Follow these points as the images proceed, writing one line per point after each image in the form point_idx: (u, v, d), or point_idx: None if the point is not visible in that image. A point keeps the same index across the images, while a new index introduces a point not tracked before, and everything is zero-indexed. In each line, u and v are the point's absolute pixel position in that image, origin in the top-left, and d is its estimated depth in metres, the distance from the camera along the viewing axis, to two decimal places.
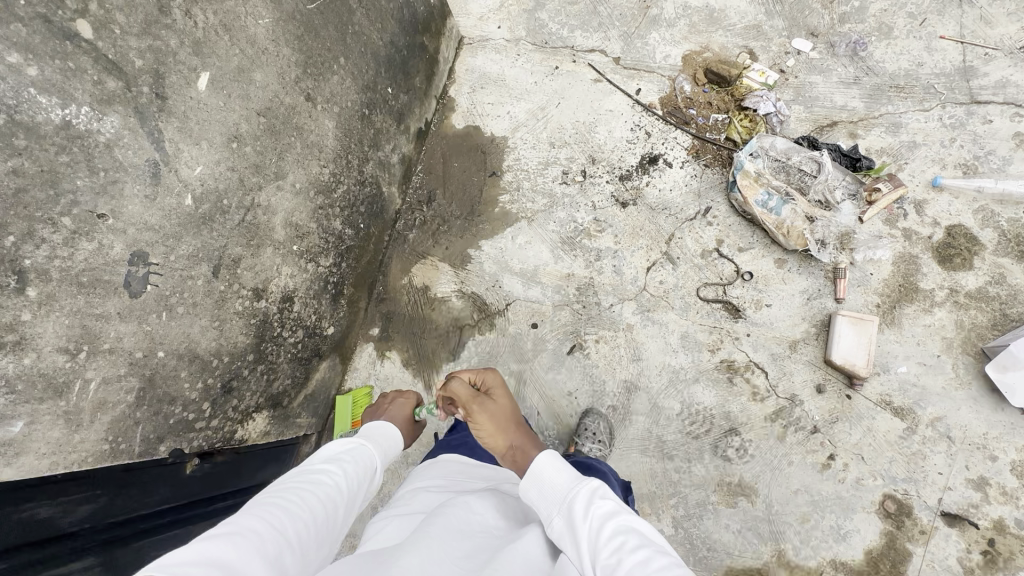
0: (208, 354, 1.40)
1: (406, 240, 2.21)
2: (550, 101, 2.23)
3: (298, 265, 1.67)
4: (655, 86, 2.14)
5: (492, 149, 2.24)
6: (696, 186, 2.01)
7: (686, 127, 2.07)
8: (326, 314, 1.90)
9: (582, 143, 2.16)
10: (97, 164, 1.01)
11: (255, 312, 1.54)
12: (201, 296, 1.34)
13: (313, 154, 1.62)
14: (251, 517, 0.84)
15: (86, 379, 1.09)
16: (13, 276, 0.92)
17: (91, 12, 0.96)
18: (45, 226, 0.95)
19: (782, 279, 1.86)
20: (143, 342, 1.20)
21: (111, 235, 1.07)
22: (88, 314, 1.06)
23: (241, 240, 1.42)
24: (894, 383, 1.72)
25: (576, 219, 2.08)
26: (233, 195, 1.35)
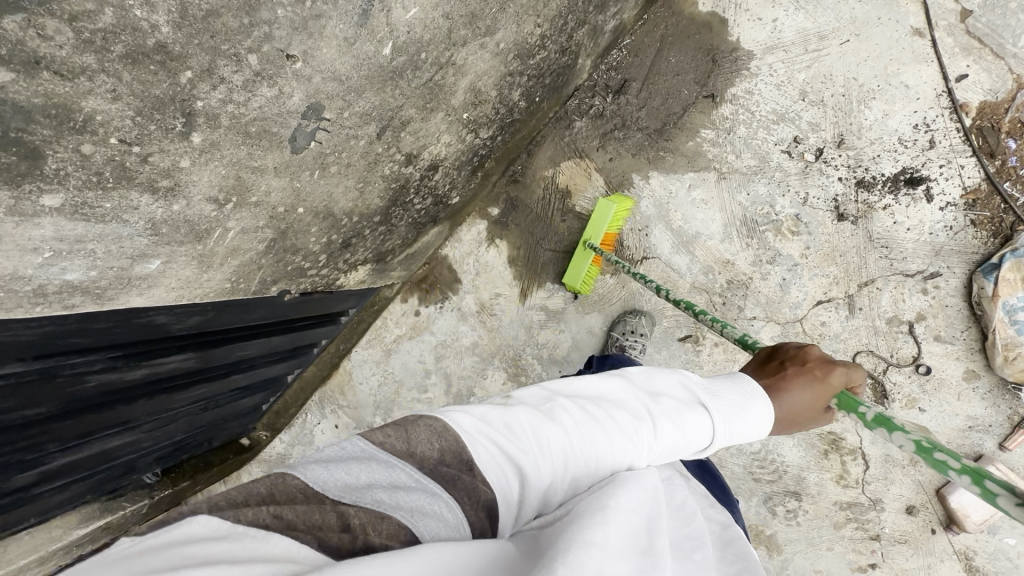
0: (341, 213, 1.24)
1: (571, 127, 1.84)
2: (837, 32, 1.62)
3: (459, 134, 1.39)
4: (987, 81, 1.53)
5: (725, 61, 1.70)
6: (941, 240, 1.56)
7: (987, 161, 1.52)
8: (458, 185, 1.66)
9: (839, 112, 1.63)
10: None
11: (399, 177, 1.32)
12: (357, 157, 1.11)
13: (535, 7, 1.21)
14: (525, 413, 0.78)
15: (226, 228, 0.96)
16: (181, 118, 0.71)
17: None
18: (229, 63, 0.71)
19: (958, 393, 1.56)
20: (287, 198, 1.03)
21: (295, 82, 0.81)
22: (246, 166, 0.87)
23: (419, 101, 1.13)
24: (989, 546, 1.57)
25: (773, 205, 1.68)
26: (434, 49, 1.03)
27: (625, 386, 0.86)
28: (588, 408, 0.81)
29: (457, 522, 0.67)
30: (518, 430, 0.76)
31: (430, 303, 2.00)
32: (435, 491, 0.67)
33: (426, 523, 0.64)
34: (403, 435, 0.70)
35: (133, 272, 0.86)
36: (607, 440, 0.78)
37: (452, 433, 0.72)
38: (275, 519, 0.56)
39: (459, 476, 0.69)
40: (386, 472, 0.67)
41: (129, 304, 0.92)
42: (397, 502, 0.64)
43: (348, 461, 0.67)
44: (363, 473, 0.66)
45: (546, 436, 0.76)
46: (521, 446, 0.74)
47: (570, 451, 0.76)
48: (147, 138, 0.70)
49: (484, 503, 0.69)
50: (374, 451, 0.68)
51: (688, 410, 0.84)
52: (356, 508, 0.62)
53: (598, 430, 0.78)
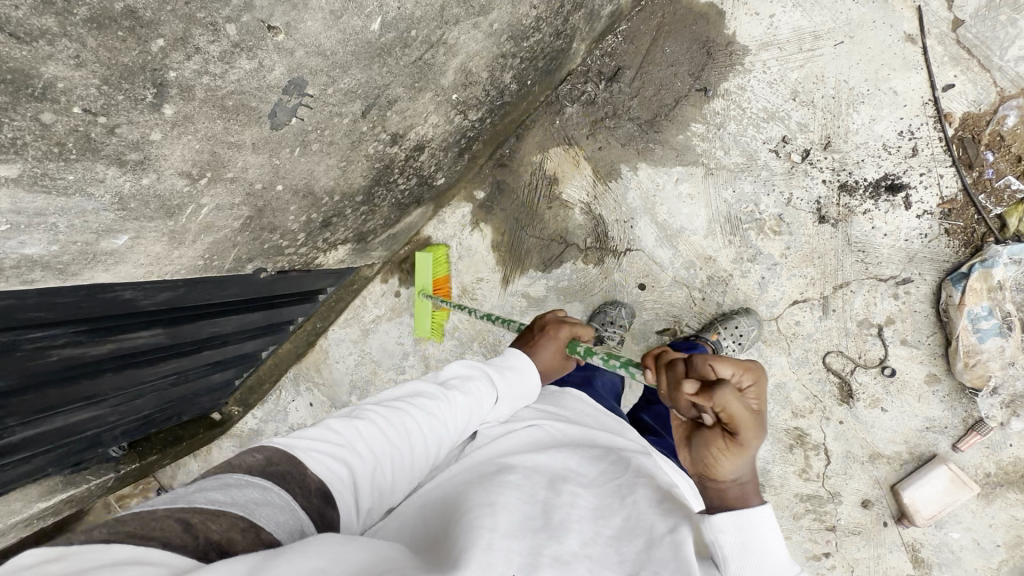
0: (322, 191, 1.20)
1: (562, 113, 1.81)
2: (832, 32, 1.62)
3: (447, 116, 1.35)
4: (972, 92, 1.54)
5: (720, 55, 1.69)
6: (914, 247, 1.60)
7: (965, 171, 1.55)
8: (444, 167, 1.62)
9: (828, 115, 1.63)
10: None
11: (383, 157, 1.28)
12: (341, 135, 1.07)
13: None
14: (337, 423, 0.82)
15: (200, 205, 0.92)
16: (152, 88, 0.67)
17: None
18: (205, 32, 0.66)
19: (919, 395, 1.63)
20: (266, 175, 0.99)
21: (276, 55, 0.77)
22: (221, 141, 0.83)
23: (407, 79, 1.09)
24: (935, 539, 1.65)
25: (757, 203, 1.70)
26: (425, 26, 0.98)
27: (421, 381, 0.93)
28: (393, 404, 0.88)
29: (296, 514, 0.66)
30: (337, 434, 0.80)
31: (411, 285, 1.97)
32: (265, 485, 0.66)
33: (265, 512, 0.62)
34: (228, 459, 0.70)
35: (99, 248, 0.83)
36: (410, 429, 0.84)
37: (273, 447, 0.74)
38: (115, 531, 0.51)
39: (288, 472, 0.70)
40: (216, 481, 0.64)
41: (94, 280, 0.88)
42: (233, 499, 0.61)
43: (175, 486, 0.62)
44: (194, 487, 0.62)
45: (349, 438, 0.80)
46: (326, 450, 0.76)
47: (384, 444, 0.81)
48: (114, 109, 0.66)
49: (319, 490, 0.71)
50: (194, 479, 0.64)
51: (480, 387, 0.94)
52: (192, 509, 0.58)
53: (407, 421, 0.84)
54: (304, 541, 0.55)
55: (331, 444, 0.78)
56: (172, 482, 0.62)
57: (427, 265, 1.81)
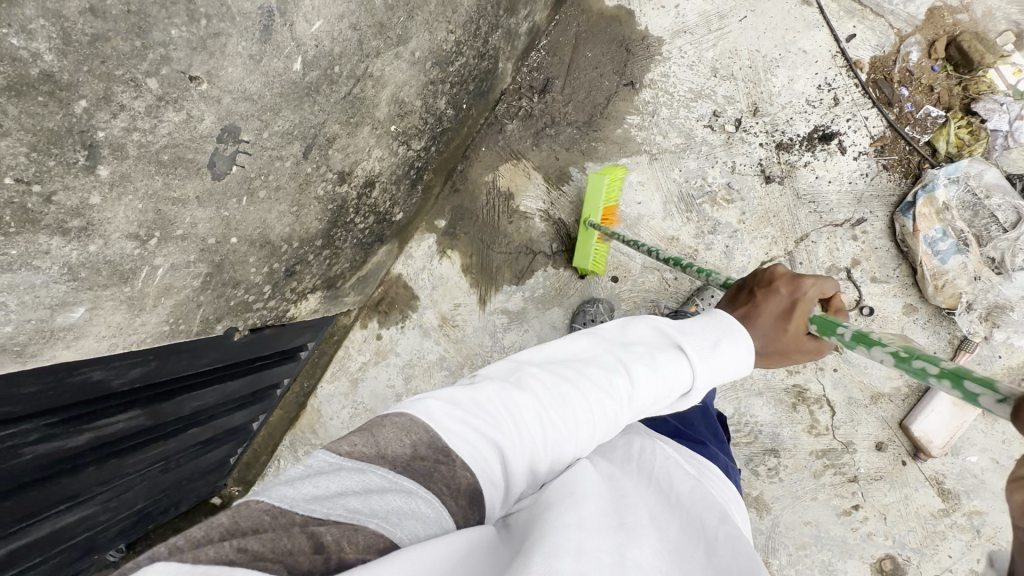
0: (279, 240, 1.21)
1: (504, 131, 1.87)
2: (735, 9, 1.73)
3: (390, 148, 1.40)
4: (873, 38, 1.65)
5: (639, 50, 1.79)
6: (860, 189, 1.67)
7: (886, 110, 1.64)
8: (400, 201, 1.66)
9: (749, 84, 1.73)
10: (199, 8, 0.72)
11: (335, 197, 1.32)
12: (286, 179, 1.10)
13: (444, 14, 1.24)
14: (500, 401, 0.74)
15: (154, 266, 0.92)
16: (82, 151, 0.69)
17: None
18: (126, 88, 0.69)
19: (901, 327, 1.66)
20: (217, 228, 1.01)
21: (203, 104, 0.80)
22: (164, 197, 0.85)
23: (341, 116, 1.13)
24: (955, 467, 1.66)
25: (705, 177, 1.76)
26: (347, 61, 1.03)
27: (621, 353, 0.82)
28: (556, 370, 0.79)
29: (439, 517, 0.65)
30: (489, 407, 0.73)
31: (390, 325, 1.96)
32: (410, 489, 0.64)
33: (407, 526, 0.62)
34: (373, 441, 0.66)
35: (55, 323, 0.83)
36: (578, 403, 0.76)
37: (419, 426, 0.69)
38: (243, 552, 0.51)
39: (435, 468, 0.67)
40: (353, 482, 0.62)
41: (56, 359, 0.87)
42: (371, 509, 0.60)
43: (317, 478, 0.61)
44: (406, 442, 0.66)
45: (519, 410, 0.74)
46: (495, 424, 0.72)
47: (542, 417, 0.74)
48: (47, 175, 0.68)
49: (466, 490, 0.68)
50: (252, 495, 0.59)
51: (657, 355, 0.82)
52: (327, 525, 0.57)
53: (573, 394, 0.76)
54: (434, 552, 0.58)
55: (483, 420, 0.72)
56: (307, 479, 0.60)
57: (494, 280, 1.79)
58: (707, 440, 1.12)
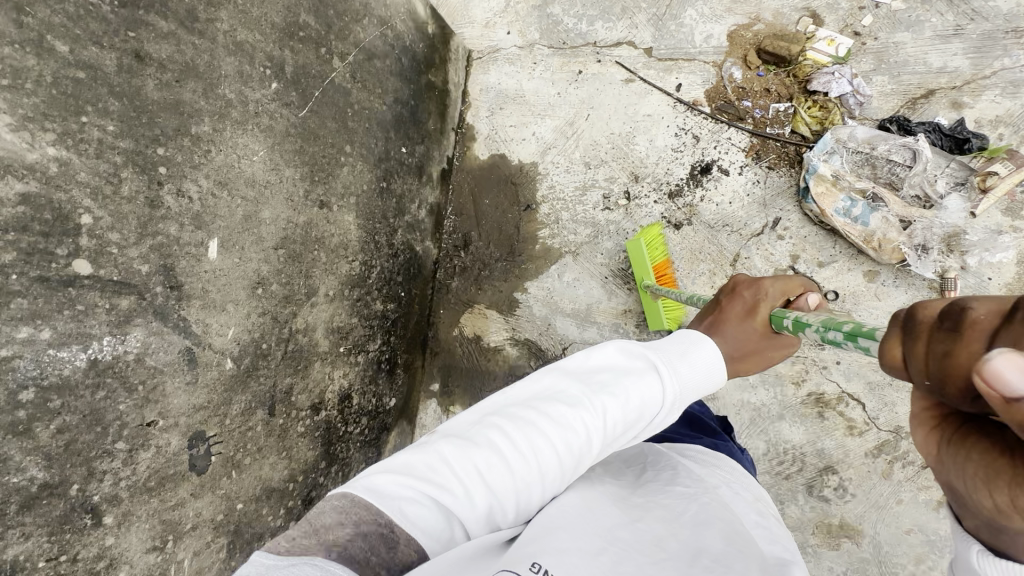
0: (282, 483, 1.44)
1: (450, 289, 2.13)
2: (578, 113, 1.98)
3: (348, 363, 1.66)
4: (698, 77, 1.84)
5: (522, 179, 2.06)
6: (760, 194, 1.74)
7: (741, 124, 1.77)
8: (385, 390, 1.90)
9: (620, 159, 1.92)
10: (134, 381, 1.00)
11: (317, 424, 1.56)
12: (264, 438, 1.35)
13: (340, 254, 1.55)
14: (426, 459, 0.82)
15: (179, 561, 1.15)
16: (87, 515, 0.95)
17: (85, 246, 0.88)
18: (102, 459, 0.96)
19: (875, 295, 1.61)
20: (221, 506, 1.24)
21: (165, 433, 1.08)
22: (164, 509, 1.10)
23: (289, 370, 1.41)
24: None
25: (625, 249, 1.90)
26: (271, 335, 1.32)
27: (584, 375, 0.91)
28: (514, 423, 0.85)
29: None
30: (435, 469, 0.80)
31: None
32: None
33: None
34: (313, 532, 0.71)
35: None
36: (545, 439, 0.83)
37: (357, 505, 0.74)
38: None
39: (371, 550, 0.71)
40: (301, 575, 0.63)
41: None
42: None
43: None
44: (347, 528, 0.72)
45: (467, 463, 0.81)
46: (439, 483, 0.79)
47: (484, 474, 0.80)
48: (68, 544, 0.93)
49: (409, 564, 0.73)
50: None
51: (627, 371, 0.92)
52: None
53: (528, 444, 0.82)
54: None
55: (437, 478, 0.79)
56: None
57: None
58: (706, 437, 1.23)
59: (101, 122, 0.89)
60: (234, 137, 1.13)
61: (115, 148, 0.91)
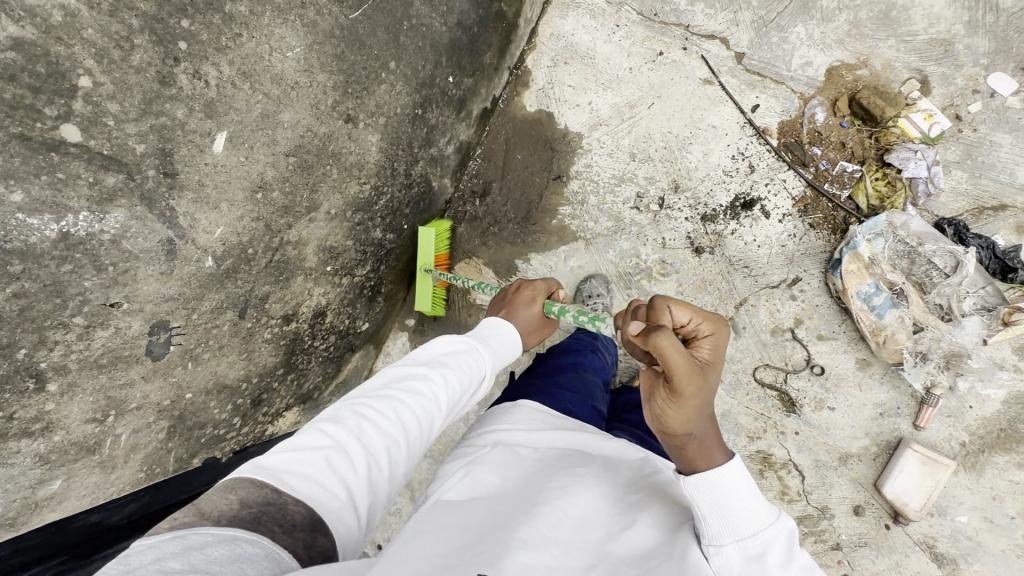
0: (236, 381, 1.44)
1: (454, 233, 2.05)
2: (642, 98, 1.83)
3: (331, 283, 1.62)
4: (778, 104, 1.69)
5: (562, 147, 1.93)
6: (790, 249, 1.68)
7: (802, 170, 1.66)
8: (360, 314, 1.87)
9: (667, 163, 1.80)
10: (104, 261, 0.94)
11: (284, 334, 1.54)
12: (228, 337, 1.33)
13: (352, 174, 1.45)
14: (313, 431, 0.81)
15: (117, 434, 1.16)
16: (30, 379, 0.94)
17: (77, 112, 0.80)
18: (56, 330, 0.93)
19: (858, 384, 1.61)
20: (169, 392, 1.24)
21: (127, 317, 1.04)
22: (111, 386, 1.09)
23: (269, 278, 1.36)
24: (945, 529, 1.54)
25: (639, 255, 1.84)
26: (259, 242, 1.26)
27: (448, 360, 0.98)
28: (390, 393, 0.89)
29: (270, 552, 0.64)
30: (307, 441, 0.79)
31: None
32: (232, 535, 0.62)
33: (233, 569, 0.59)
34: (196, 507, 0.65)
35: (38, 495, 1.06)
36: (420, 415, 0.88)
37: (244, 479, 0.70)
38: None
39: (262, 512, 0.67)
40: (179, 542, 0.59)
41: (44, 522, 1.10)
42: (190, 566, 0.57)
43: (123, 558, 0.56)
44: (229, 501, 0.67)
45: (360, 433, 0.82)
46: (304, 448, 0.77)
47: (365, 442, 0.81)
48: (5, 403, 0.92)
49: (302, 523, 0.70)
50: (157, 534, 0.60)
51: (465, 355, 1.01)
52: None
53: (403, 408, 0.87)
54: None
55: (309, 444, 0.78)
56: (130, 555, 0.57)
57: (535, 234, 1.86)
58: None
59: None
60: (271, 27, 1.01)
61: (133, 9, 0.81)
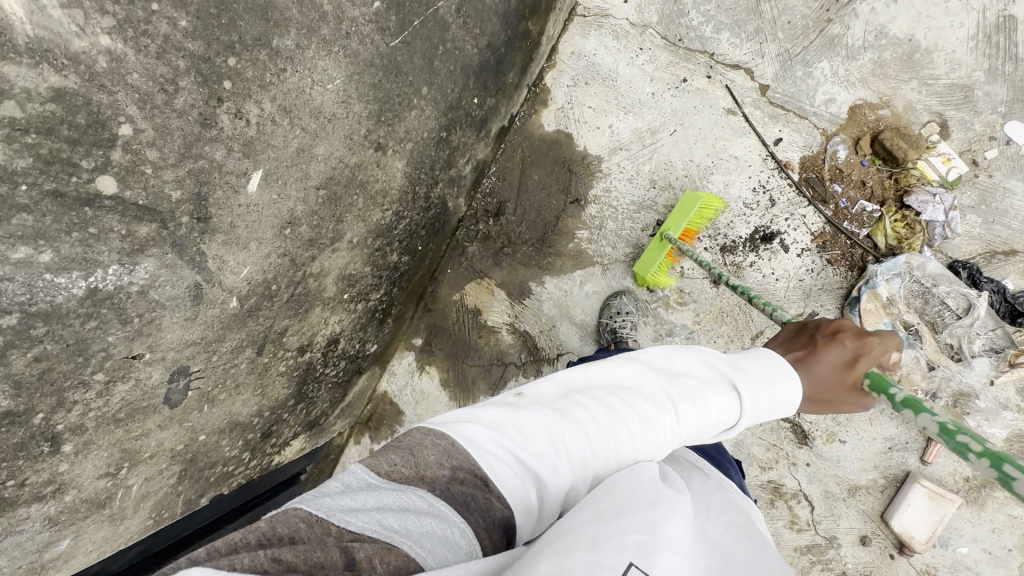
0: (248, 417, 1.36)
1: (465, 253, 1.99)
2: (664, 124, 1.81)
3: (347, 310, 1.55)
4: (800, 139, 1.70)
5: (581, 169, 1.89)
6: (808, 283, 1.69)
7: (822, 207, 1.68)
8: (370, 337, 1.80)
9: (688, 191, 1.79)
10: (131, 313, 0.86)
11: (298, 365, 1.46)
12: (245, 375, 1.25)
13: (376, 202, 1.38)
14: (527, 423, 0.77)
15: (128, 485, 1.07)
16: (46, 442, 0.85)
17: (114, 162, 0.73)
18: (76, 389, 0.85)
19: (869, 419, 1.65)
20: (183, 437, 1.16)
21: (149, 367, 0.96)
22: (127, 439, 1.00)
23: (289, 312, 1.28)
24: (946, 559, 1.61)
25: (656, 283, 1.83)
26: (283, 277, 1.18)
27: (673, 384, 0.85)
28: (600, 398, 0.82)
29: (471, 549, 0.67)
30: (519, 432, 0.76)
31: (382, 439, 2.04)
32: (442, 514, 0.68)
33: (437, 553, 0.64)
34: (414, 465, 0.72)
35: (44, 558, 0.97)
36: (629, 435, 0.79)
37: (456, 450, 0.73)
38: (275, 563, 0.56)
39: (472, 497, 0.71)
40: (396, 499, 0.68)
41: None
42: (401, 527, 0.64)
43: (357, 493, 0.68)
44: (446, 466, 0.72)
45: (563, 437, 0.77)
46: (507, 439, 0.75)
47: (574, 445, 0.76)
48: (18, 470, 0.84)
49: (499, 520, 0.71)
50: (381, 484, 0.70)
51: (713, 391, 0.86)
52: (358, 540, 0.62)
53: (613, 418, 0.79)
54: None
55: (510, 438, 0.76)
56: (354, 493, 0.68)
57: (693, 209, 1.64)
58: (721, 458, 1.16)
59: (173, 14, 0.73)
60: (316, 60, 0.94)
61: (180, 49, 0.75)
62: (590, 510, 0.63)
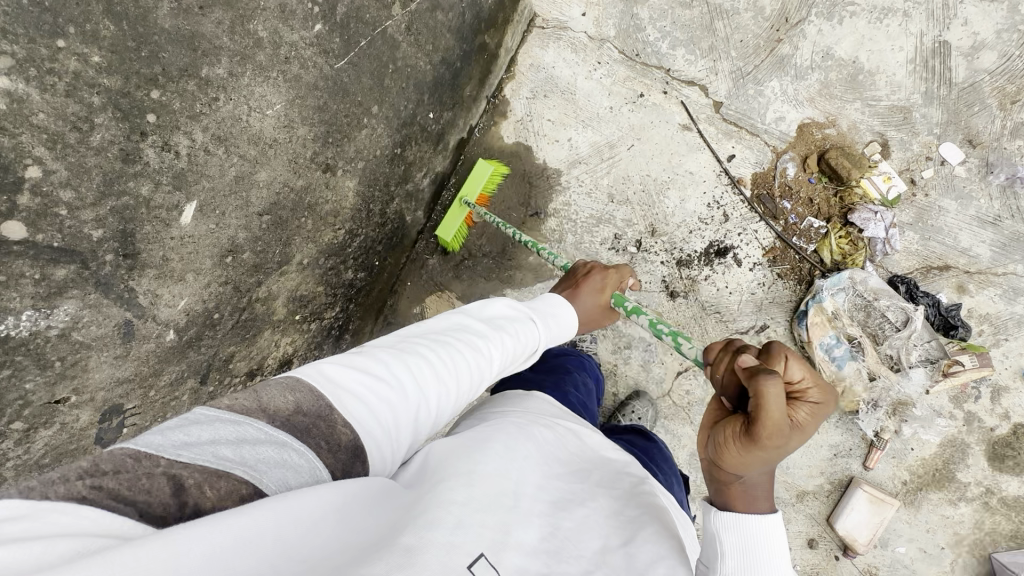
0: None
1: (425, 265, 1.96)
2: (622, 139, 1.82)
3: (299, 331, 1.50)
4: (752, 156, 1.74)
5: (540, 182, 1.89)
6: (760, 297, 1.74)
7: (773, 222, 1.73)
8: (327, 355, 1.75)
9: (645, 206, 1.81)
10: (50, 357, 0.81)
11: (247, 390, 1.41)
12: (188, 407, 1.20)
13: (327, 222, 1.34)
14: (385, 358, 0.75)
15: None
16: None
17: (23, 207, 0.69)
18: None
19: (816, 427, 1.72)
20: None
21: (76, 409, 0.90)
22: None
23: (234, 339, 1.23)
24: (886, 558, 1.69)
25: None
26: (226, 305, 1.13)
27: (494, 328, 0.91)
28: (443, 339, 0.84)
29: (315, 471, 0.58)
30: (375, 368, 0.73)
31: None
32: (284, 441, 0.58)
33: (276, 475, 0.55)
34: (255, 395, 0.60)
35: None
36: (468, 372, 0.81)
37: (302, 385, 0.64)
38: (95, 489, 0.45)
39: (313, 424, 0.61)
40: (233, 430, 0.56)
41: None
42: (240, 457, 0.54)
43: (190, 426, 0.54)
44: (290, 399, 0.62)
45: (419, 379, 0.75)
46: (371, 375, 0.71)
47: (437, 386, 0.76)
48: None
49: (346, 446, 0.63)
50: (220, 413, 0.57)
51: (518, 323, 0.96)
52: (191, 469, 0.50)
53: (461, 359, 0.81)
54: (312, 508, 0.51)
55: (378, 371, 0.72)
56: (187, 426, 0.54)
57: (482, 176, 1.80)
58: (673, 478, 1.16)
59: (84, 50, 0.70)
60: (251, 86, 0.91)
61: (94, 85, 0.72)
62: (467, 488, 0.61)
